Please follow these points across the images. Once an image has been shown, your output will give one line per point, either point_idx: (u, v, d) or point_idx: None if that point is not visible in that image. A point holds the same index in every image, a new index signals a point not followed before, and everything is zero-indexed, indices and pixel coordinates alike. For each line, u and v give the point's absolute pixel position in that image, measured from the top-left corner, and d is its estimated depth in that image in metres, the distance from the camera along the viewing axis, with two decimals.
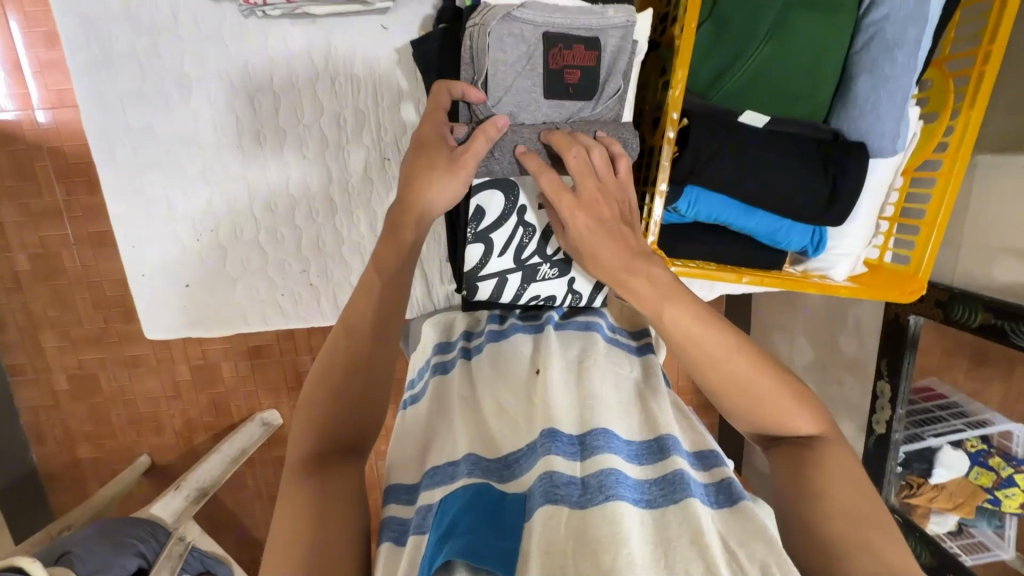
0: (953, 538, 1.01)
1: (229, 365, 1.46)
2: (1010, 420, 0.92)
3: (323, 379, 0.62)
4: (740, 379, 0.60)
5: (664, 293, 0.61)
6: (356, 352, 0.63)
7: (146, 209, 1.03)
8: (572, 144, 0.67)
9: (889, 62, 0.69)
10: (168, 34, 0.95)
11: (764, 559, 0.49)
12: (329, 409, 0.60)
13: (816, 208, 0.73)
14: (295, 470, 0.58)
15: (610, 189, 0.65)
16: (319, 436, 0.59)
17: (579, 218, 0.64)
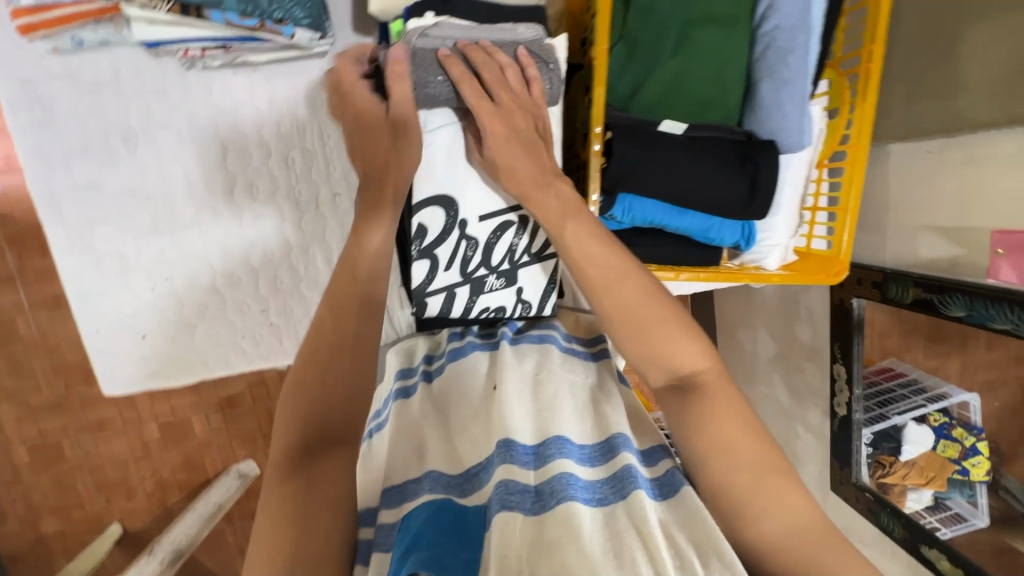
0: (931, 513, 1.02)
1: (200, 418, 1.43)
2: (965, 391, 0.99)
3: (304, 375, 0.61)
4: (648, 332, 0.62)
5: (569, 211, 0.68)
6: (339, 341, 0.63)
7: (97, 264, 1.02)
8: (489, 60, 0.72)
9: (785, 67, 0.76)
10: (110, 91, 0.97)
11: (702, 543, 0.51)
12: (310, 400, 0.60)
13: (739, 205, 0.79)
14: (279, 463, 0.56)
15: (524, 106, 0.72)
16: (296, 426, 0.58)
17: (495, 125, 0.70)
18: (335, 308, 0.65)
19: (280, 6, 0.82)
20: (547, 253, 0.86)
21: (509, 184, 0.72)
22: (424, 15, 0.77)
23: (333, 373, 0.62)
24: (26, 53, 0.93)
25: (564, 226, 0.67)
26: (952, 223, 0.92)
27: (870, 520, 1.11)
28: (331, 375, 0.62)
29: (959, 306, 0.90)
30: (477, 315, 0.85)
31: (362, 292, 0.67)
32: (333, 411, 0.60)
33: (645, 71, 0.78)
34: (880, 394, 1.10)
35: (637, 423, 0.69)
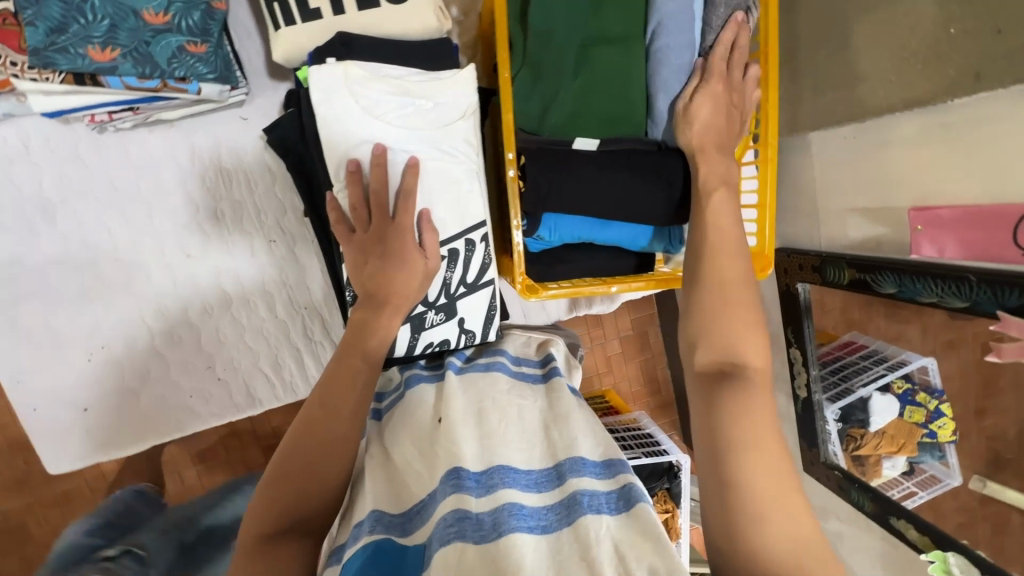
0: (907, 478, 0.98)
1: (171, 479, 1.39)
2: (921, 354, 0.93)
3: (290, 462, 0.61)
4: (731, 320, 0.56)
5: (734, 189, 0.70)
6: (332, 438, 0.63)
7: (25, 342, 0.98)
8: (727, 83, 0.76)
9: (678, 80, 0.79)
10: (24, 164, 0.94)
11: (652, 562, 0.52)
12: (293, 487, 0.60)
13: (656, 213, 0.80)
14: (257, 531, 0.59)
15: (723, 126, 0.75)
16: (273, 510, 0.59)
17: (715, 82, 0.75)
18: (329, 403, 0.64)
19: (181, 63, 0.81)
20: (481, 282, 0.87)
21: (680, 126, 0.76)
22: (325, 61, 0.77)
23: (324, 460, 0.62)
24: None
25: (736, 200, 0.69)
26: (871, 203, 0.94)
27: (842, 497, 1.11)
28: (319, 462, 0.62)
29: (890, 283, 0.89)
30: (424, 348, 0.84)
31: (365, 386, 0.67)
32: (312, 499, 0.62)
33: (549, 94, 0.79)
34: (844, 367, 1.08)
35: (594, 433, 0.69)
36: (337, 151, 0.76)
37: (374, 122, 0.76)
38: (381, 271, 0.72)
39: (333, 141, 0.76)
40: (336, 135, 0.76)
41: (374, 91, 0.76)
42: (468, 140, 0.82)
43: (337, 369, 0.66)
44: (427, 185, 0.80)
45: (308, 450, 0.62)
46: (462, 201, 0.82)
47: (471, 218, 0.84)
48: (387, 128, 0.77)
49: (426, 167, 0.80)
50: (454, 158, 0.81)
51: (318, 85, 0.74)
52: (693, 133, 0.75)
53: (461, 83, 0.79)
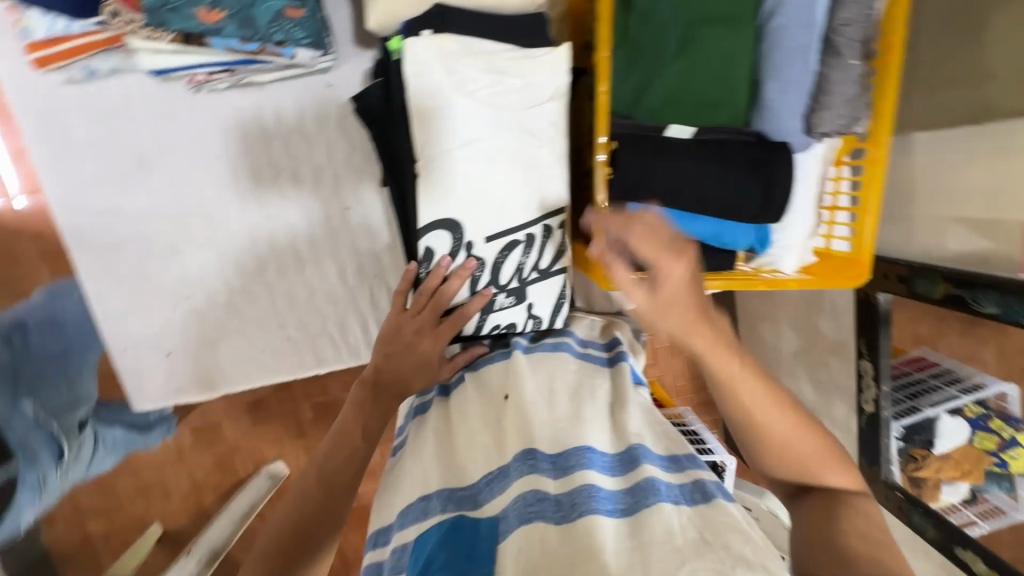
0: (967, 506, 0.93)
1: (229, 423, 1.49)
2: (1002, 380, 0.87)
3: (288, 524, 0.68)
4: (808, 454, 0.65)
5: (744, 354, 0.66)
6: (322, 509, 0.69)
7: (115, 287, 1.05)
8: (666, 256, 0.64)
9: (789, 65, 0.73)
10: (124, 118, 0.99)
11: (741, 548, 0.51)
12: (308, 506, 0.69)
13: (750, 210, 0.77)
14: (275, 534, 0.68)
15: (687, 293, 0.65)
16: (285, 528, 0.68)
17: (678, 266, 0.64)
18: (341, 434, 0.73)
19: (280, 27, 0.83)
20: (554, 269, 0.86)
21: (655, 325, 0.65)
22: (421, 33, 0.76)
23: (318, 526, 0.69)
24: (39, 85, 0.94)
25: (744, 370, 0.65)
26: (983, 215, 0.85)
27: (899, 518, 1.04)
28: (331, 487, 0.70)
29: (992, 303, 0.82)
30: (491, 330, 0.84)
31: (358, 465, 0.71)
32: (322, 518, 0.69)
33: (647, 76, 0.77)
34: (911, 385, 1.02)
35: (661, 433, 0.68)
36: (425, 121, 0.75)
37: (461, 98, 0.75)
38: (399, 361, 0.74)
39: (420, 113, 0.75)
40: (426, 107, 0.75)
41: (467, 66, 0.75)
42: (554, 123, 0.79)
43: (338, 447, 0.72)
44: (510, 165, 0.79)
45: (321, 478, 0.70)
46: (543, 184, 0.81)
47: (551, 202, 0.82)
48: (475, 105, 0.76)
49: (509, 149, 0.78)
50: (537, 139, 0.79)
51: (414, 55, 0.74)
52: (674, 321, 0.64)
53: (553, 60, 0.77)
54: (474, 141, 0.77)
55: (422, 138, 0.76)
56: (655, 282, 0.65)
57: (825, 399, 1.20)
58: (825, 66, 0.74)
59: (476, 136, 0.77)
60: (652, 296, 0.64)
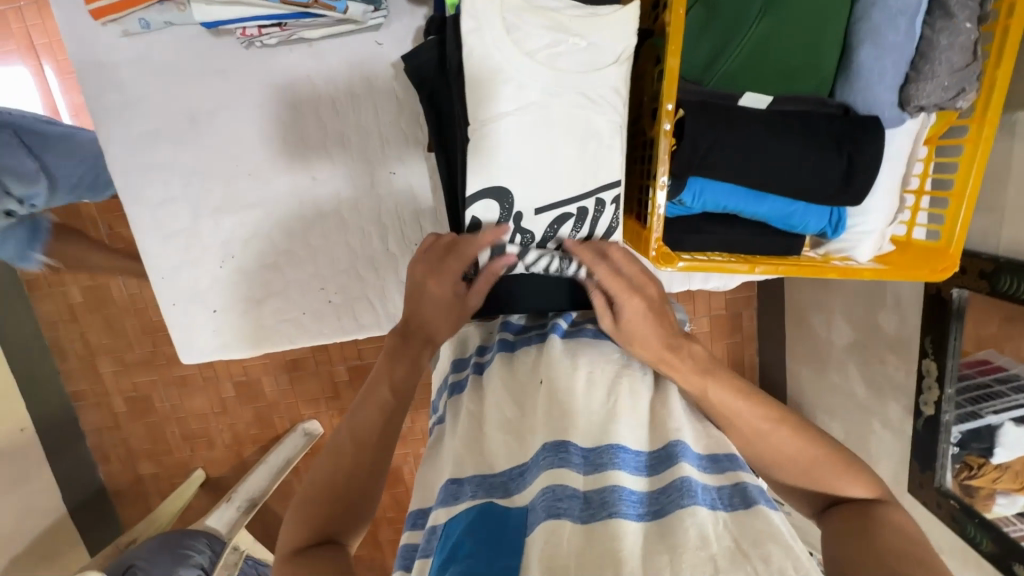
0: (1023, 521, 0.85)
1: (269, 379, 1.53)
2: None
3: (326, 479, 0.68)
4: (810, 459, 0.66)
5: (707, 369, 0.68)
6: (358, 460, 0.69)
7: (165, 242, 1.07)
8: (627, 291, 0.69)
9: (891, 29, 0.66)
10: (174, 72, 0.98)
11: (781, 562, 0.48)
12: (343, 473, 0.69)
13: (829, 191, 0.70)
14: (309, 500, 0.68)
15: (659, 328, 0.68)
16: (320, 497, 0.68)
17: (636, 302, 0.68)
18: (371, 389, 0.72)
19: None
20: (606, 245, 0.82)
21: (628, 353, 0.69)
22: None
23: (357, 476, 0.69)
24: (95, 36, 0.94)
25: (708, 385, 0.67)
26: None
27: (953, 529, 0.97)
28: (365, 451, 0.69)
29: None
30: (546, 265, 0.78)
31: (389, 414, 0.71)
32: (360, 483, 0.69)
33: (722, 38, 0.70)
34: (972, 390, 0.92)
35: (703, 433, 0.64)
36: (481, 83, 0.72)
37: (519, 59, 0.70)
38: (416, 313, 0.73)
39: (475, 73, 0.71)
40: (482, 66, 0.71)
41: (529, 22, 0.70)
42: (615, 88, 0.74)
43: (368, 399, 0.71)
44: (567, 133, 0.74)
45: (353, 444, 0.70)
46: (599, 156, 0.76)
47: (607, 174, 0.77)
48: (534, 67, 0.71)
49: (565, 117, 0.73)
50: (599, 107, 0.74)
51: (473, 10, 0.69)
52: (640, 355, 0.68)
53: (620, 19, 0.71)
54: (528, 107, 0.72)
55: (474, 100, 0.72)
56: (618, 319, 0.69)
57: (880, 399, 1.13)
58: (930, 31, 0.67)
59: (532, 101, 0.72)
60: (616, 328, 0.69)
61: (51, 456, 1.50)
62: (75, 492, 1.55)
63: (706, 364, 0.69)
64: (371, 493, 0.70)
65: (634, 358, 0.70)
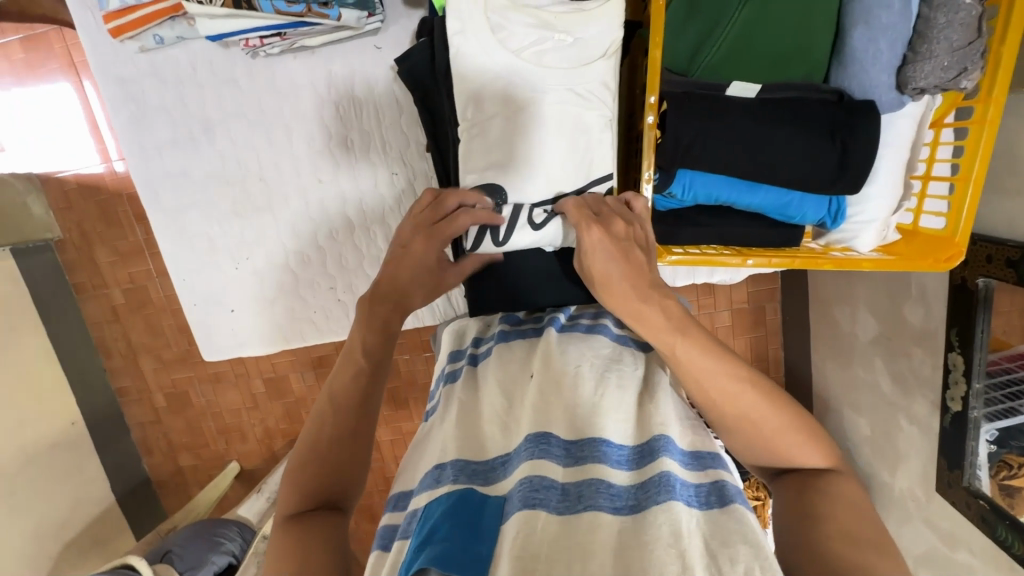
0: None
1: (296, 375, 1.59)
2: None
3: (312, 451, 0.66)
4: (783, 424, 0.61)
5: (680, 326, 0.62)
6: (343, 428, 0.66)
7: (190, 245, 1.12)
8: (586, 219, 0.67)
9: (884, 10, 0.64)
10: (190, 84, 1.03)
11: (747, 563, 0.48)
12: (329, 433, 0.66)
13: (823, 182, 0.68)
14: (298, 462, 0.66)
15: (616, 254, 0.65)
16: (308, 462, 0.65)
17: (595, 230, 0.66)
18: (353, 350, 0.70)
19: None
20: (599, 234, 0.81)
21: (601, 296, 0.66)
22: None
23: (345, 441, 0.66)
24: (119, 53, 1.00)
25: (676, 343, 0.61)
26: None
27: (983, 531, 0.92)
28: (347, 412, 0.67)
29: None
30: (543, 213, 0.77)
31: (367, 378, 0.69)
32: (348, 443, 0.66)
33: (709, 28, 0.70)
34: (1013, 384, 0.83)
35: (687, 419, 0.64)
36: (469, 80, 0.74)
37: (503, 57, 0.72)
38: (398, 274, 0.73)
39: (462, 72, 0.74)
40: (471, 69, 0.73)
41: (515, 22, 0.71)
42: (605, 82, 0.74)
43: (345, 363, 0.70)
44: (558, 128, 0.75)
45: (336, 407, 0.68)
46: (590, 151, 0.76)
47: (599, 169, 0.77)
48: (520, 65, 0.72)
49: (554, 111, 0.74)
50: (588, 103, 0.75)
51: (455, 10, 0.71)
52: (614, 306, 0.65)
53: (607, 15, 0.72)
54: (517, 104, 0.74)
55: (465, 102, 0.74)
56: (581, 250, 0.67)
57: (908, 395, 1.08)
58: (928, 9, 0.64)
59: (521, 97, 0.73)
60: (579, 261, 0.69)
61: (100, 448, 1.61)
62: (123, 482, 1.66)
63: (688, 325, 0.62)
64: (364, 457, 0.67)
65: (625, 352, 0.71)
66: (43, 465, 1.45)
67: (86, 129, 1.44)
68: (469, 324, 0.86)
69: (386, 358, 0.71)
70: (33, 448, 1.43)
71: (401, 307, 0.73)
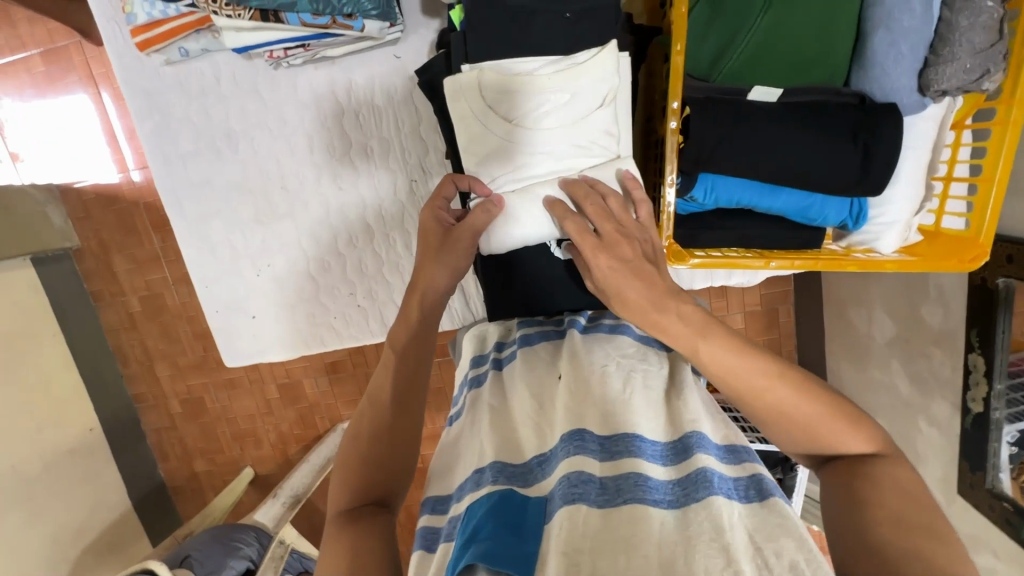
0: None
1: (310, 381, 1.60)
2: None
3: (355, 450, 0.67)
4: (804, 418, 0.61)
5: (700, 329, 0.64)
6: (380, 425, 0.68)
7: (212, 253, 1.14)
8: (592, 247, 0.67)
9: (906, 14, 0.65)
10: (213, 95, 1.05)
11: (792, 556, 0.47)
12: (372, 432, 0.68)
13: (847, 183, 0.69)
14: (349, 459, 0.67)
15: (630, 278, 0.65)
16: (353, 461, 0.66)
17: (602, 259, 0.66)
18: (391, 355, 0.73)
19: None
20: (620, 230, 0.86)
21: (621, 313, 0.67)
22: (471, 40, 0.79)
23: (387, 439, 0.67)
24: (142, 65, 1.03)
25: (697, 344, 0.63)
26: None
27: (1007, 534, 0.92)
28: (389, 414, 0.68)
29: None
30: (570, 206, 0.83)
31: (402, 377, 0.71)
32: (391, 442, 0.67)
33: (729, 34, 0.71)
34: None
35: (716, 419, 0.65)
36: (478, 151, 0.79)
37: (506, 126, 0.77)
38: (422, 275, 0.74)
39: (468, 146, 0.80)
40: (480, 139, 0.79)
41: (513, 90, 0.77)
42: (606, 131, 0.79)
43: (381, 366, 0.73)
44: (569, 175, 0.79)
45: (376, 405, 0.70)
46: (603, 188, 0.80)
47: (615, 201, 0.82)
48: (523, 129, 0.78)
49: (561, 167, 0.79)
50: (596, 148, 0.79)
51: (455, 91, 0.77)
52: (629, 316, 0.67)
53: (604, 67, 0.77)
54: (525, 165, 0.79)
55: (481, 165, 0.80)
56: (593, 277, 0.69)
57: (926, 397, 1.07)
58: (950, 12, 0.64)
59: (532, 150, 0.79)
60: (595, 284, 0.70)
61: (117, 454, 1.63)
62: (140, 488, 1.68)
63: (712, 328, 0.63)
64: (413, 452, 0.68)
65: (650, 351, 0.73)
66: (63, 471, 1.47)
67: (103, 140, 1.47)
68: (491, 331, 0.89)
69: (425, 351, 0.73)
70: (53, 453, 1.45)
71: (423, 313, 0.74)
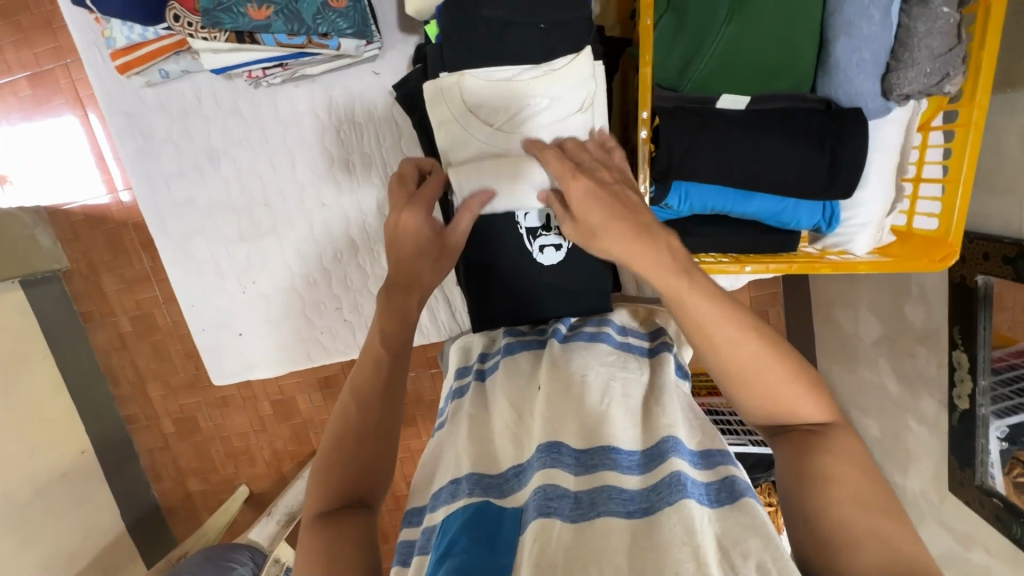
0: None
1: (303, 397, 1.59)
2: None
3: (340, 440, 0.67)
4: (781, 420, 0.61)
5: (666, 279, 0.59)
6: (367, 422, 0.67)
7: (198, 271, 1.15)
8: (571, 172, 0.64)
9: (866, 21, 0.67)
10: (195, 115, 1.06)
11: (760, 556, 0.48)
12: (357, 424, 0.67)
13: (814, 187, 0.70)
14: (330, 446, 0.67)
15: (608, 202, 0.62)
16: (336, 453, 0.66)
17: (579, 180, 0.63)
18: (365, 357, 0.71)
19: (324, 19, 0.86)
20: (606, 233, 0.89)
21: (596, 248, 0.64)
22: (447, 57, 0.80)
23: (369, 435, 0.67)
24: (125, 88, 1.04)
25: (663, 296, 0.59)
26: None
27: (999, 530, 0.92)
28: (372, 409, 0.68)
29: None
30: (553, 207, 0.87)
31: (386, 371, 0.70)
32: (371, 440, 0.67)
33: (696, 44, 0.73)
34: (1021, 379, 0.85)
35: (693, 425, 0.65)
36: (459, 155, 0.82)
37: (483, 130, 0.80)
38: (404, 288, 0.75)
39: (450, 150, 0.82)
40: (460, 145, 0.81)
41: (492, 95, 0.79)
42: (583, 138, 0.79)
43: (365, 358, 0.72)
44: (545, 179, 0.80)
45: (360, 393, 0.69)
46: None
47: None
48: (501, 134, 0.80)
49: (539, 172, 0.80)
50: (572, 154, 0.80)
51: (434, 98, 0.80)
52: (613, 248, 0.62)
53: (581, 74, 0.78)
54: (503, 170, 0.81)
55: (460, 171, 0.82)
56: (570, 205, 0.65)
57: (914, 395, 1.08)
58: (908, 19, 0.66)
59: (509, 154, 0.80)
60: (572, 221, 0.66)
61: (109, 476, 1.62)
62: (134, 510, 1.67)
63: (687, 323, 0.62)
64: (393, 443, 0.69)
65: (630, 359, 0.73)
66: (55, 494, 1.45)
67: (92, 161, 1.47)
68: (476, 341, 0.88)
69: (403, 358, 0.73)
70: (45, 477, 1.44)
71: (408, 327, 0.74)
